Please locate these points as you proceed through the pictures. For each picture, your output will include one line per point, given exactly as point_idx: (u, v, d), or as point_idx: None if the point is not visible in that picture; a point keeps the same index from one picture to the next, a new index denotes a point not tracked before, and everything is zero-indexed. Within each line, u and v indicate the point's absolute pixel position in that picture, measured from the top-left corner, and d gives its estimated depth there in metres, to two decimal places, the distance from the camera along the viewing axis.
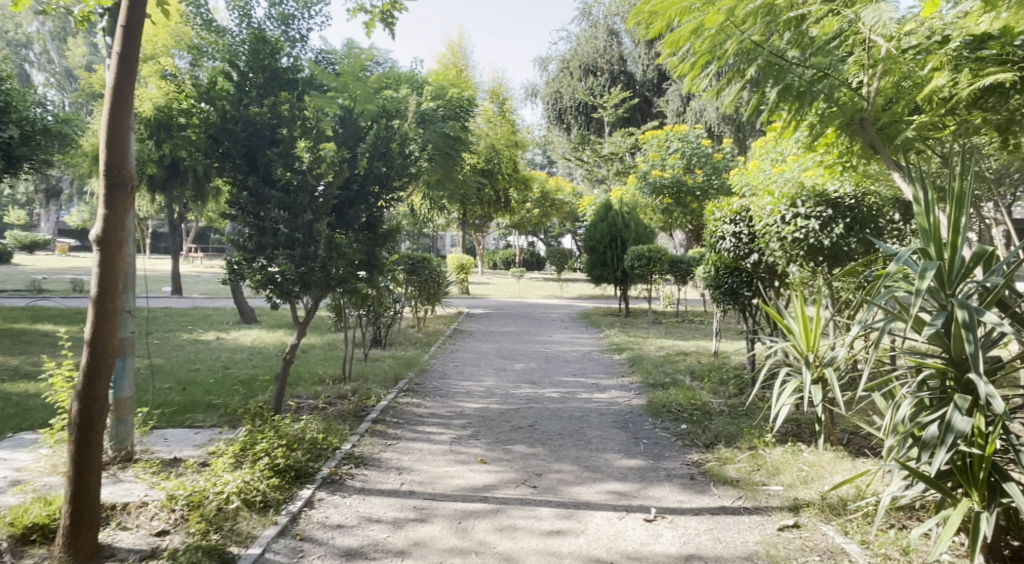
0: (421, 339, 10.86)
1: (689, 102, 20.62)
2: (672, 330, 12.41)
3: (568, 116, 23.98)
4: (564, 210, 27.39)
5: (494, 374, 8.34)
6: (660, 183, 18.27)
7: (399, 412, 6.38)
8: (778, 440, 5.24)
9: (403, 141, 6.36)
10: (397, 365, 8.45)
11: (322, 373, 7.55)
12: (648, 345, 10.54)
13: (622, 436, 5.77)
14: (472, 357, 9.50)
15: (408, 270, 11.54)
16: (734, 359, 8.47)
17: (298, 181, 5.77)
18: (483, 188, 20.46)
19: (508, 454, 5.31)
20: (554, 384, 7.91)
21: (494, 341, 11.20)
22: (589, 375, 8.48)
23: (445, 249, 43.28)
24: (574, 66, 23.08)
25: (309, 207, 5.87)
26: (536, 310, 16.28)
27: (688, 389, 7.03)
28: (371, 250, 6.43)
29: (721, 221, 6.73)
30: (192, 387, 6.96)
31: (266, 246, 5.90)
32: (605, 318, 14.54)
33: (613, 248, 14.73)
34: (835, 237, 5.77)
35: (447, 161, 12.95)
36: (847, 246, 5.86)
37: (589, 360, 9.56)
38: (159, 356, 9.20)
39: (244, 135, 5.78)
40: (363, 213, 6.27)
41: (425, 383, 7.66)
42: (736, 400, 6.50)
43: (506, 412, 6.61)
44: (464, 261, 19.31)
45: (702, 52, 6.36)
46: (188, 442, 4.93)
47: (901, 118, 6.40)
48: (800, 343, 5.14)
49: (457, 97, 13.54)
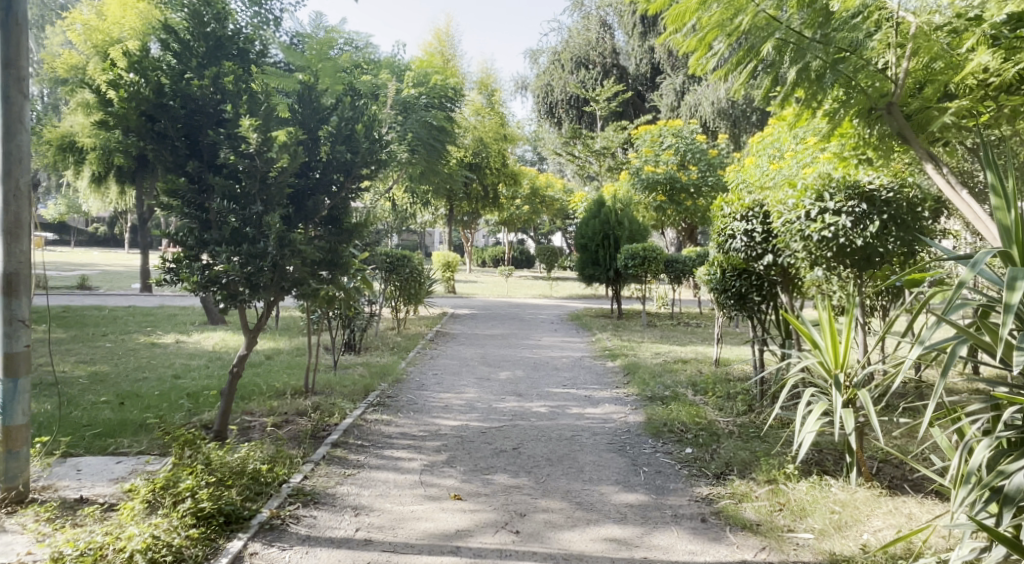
0: (399, 343, 10.08)
1: (684, 96, 19.91)
2: (668, 335, 11.67)
3: (558, 110, 23.18)
4: (554, 207, 26.63)
5: (476, 384, 7.59)
6: (654, 179, 17.57)
7: (365, 432, 5.61)
8: (801, 471, 4.49)
9: (371, 123, 5.57)
10: (370, 375, 7.66)
11: (283, 385, 6.76)
12: (643, 351, 9.82)
13: (619, 463, 5.02)
14: (452, 365, 8.73)
15: (386, 270, 10.76)
16: (742, 371, 7.71)
17: (245, 166, 5.00)
18: (469, 183, 19.72)
19: (487, 486, 4.55)
20: (541, 397, 7.15)
21: (478, 346, 10.43)
22: (580, 386, 7.72)
23: (433, 246, 42.41)
24: (565, 59, 22.31)
25: (259, 197, 5.11)
26: (524, 311, 15.53)
27: (694, 405, 6.26)
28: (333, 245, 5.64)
29: (725, 217, 5.96)
30: (132, 404, 6.17)
31: (208, 241, 5.11)
32: (597, 320, 13.81)
33: (605, 247, 13.97)
34: (870, 236, 5.07)
35: (431, 153, 12.16)
36: (883, 247, 5.16)
37: (579, 369, 8.79)
38: (109, 362, 8.41)
39: (183, 112, 5.04)
40: (325, 206, 5.49)
41: (399, 396, 6.88)
42: (747, 420, 5.75)
43: (488, 432, 5.85)
44: (450, 259, 18.51)
45: (710, 27, 5.63)
46: (103, 476, 4.20)
47: (933, 105, 5.48)
48: (824, 358, 4.40)
49: (441, 85, 12.76)
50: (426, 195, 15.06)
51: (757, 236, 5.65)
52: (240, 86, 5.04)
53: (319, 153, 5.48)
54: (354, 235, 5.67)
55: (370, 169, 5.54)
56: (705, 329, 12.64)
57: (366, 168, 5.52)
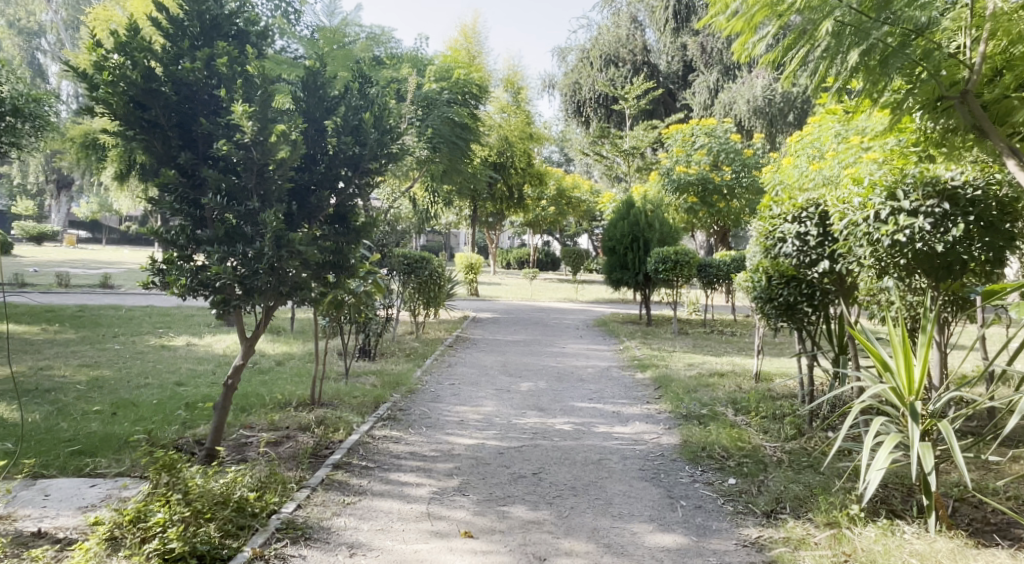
0: (416, 349, 9.57)
1: (718, 94, 19.27)
2: (700, 343, 11.06)
3: (586, 108, 22.53)
4: (581, 208, 26.00)
5: (495, 396, 7.06)
6: (685, 180, 16.97)
7: (371, 452, 5.11)
8: (868, 513, 3.89)
9: (383, 112, 5.06)
10: (382, 384, 7.15)
11: (287, 395, 6.28)
12: (675, 361, 9.23)
13: (652, 494, 4.45)
14: (472, 374, 8.20)
15: (405, 271, 10.26)
16: (785, 388, 7.10)
17: (240, 158, 4.47)
18: (494, 182, 19.20)
19: (503, 521, 4.01)
20: (566, 412, 6.58)
21: (500, 353, 9.89)
22: (608, 400, 7.14)
23: (458, 248, 41.89)
24: (595, 56, 21.71)
25: (258, 192, 4.59)
26: (548, 315, 14.96)
27: (735, 426, 5.69)
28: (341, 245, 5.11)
29: (771, 219, 5.35)
30: (124, 415, 5.72)
31: (200, 241, 4.63)
32: (626, 326, 13.24)
33: (635, 249, 13.38)
34: (952, 241, 4.45)
35: (454, 150, 11.65)
36: (966, 253, 4.54)
37: (606, 381, 8.22)
38: (111, 366, 7.99)
39: (176, 100, 4.56)
40: (331, 202, 4.96)
41: (411, 409, 6.37)
42: (795, 445, 5.18)
43: (506, 452, 5.30)
44: (474, 260, 17.98)
45: (759, 5, 5.05)
46: (69, 503, 3.76)
47: (1014, 92, 4.90)
48: (896, 384, 3.79)
49: (465, 79, 12.24)
50: (449, 195, 14.56)
51: (812, 241, 5.04)
52: (235, 69, 4.53)
53: (325, 145, 4.98)
54: (362, 236, 5.13)
55: (381, 162, 5.04)
56: (740, 337, 12.00)
57: (375, 162, 5.01)
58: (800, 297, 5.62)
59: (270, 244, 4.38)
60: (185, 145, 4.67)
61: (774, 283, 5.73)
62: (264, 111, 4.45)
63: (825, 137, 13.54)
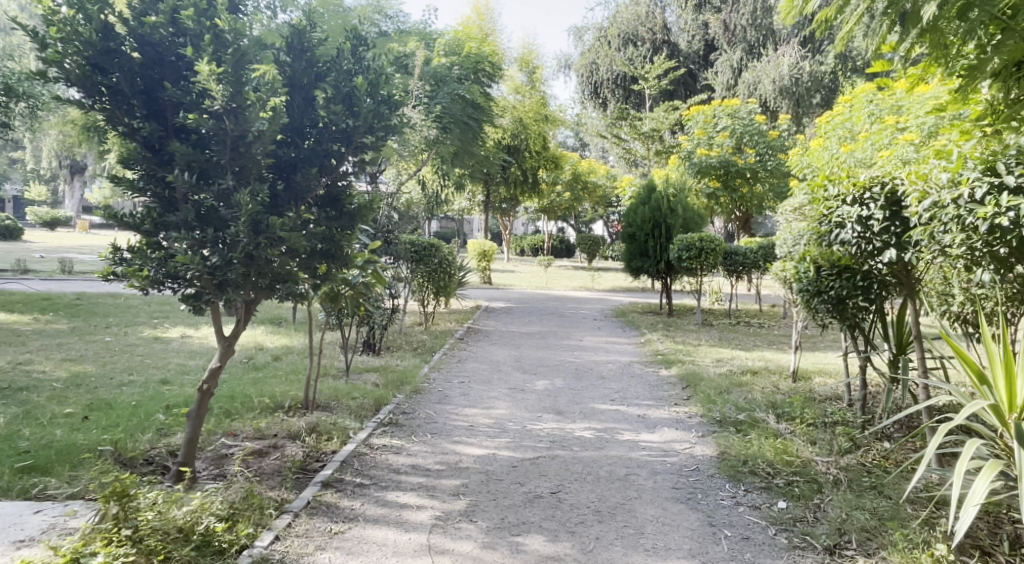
0: (424, 342, 8.95)
1: (742, 74, 18.55)
2: (728, 337, 10.43)
3: (604, 90, 21.79)
4: (597, 194, 25.25)
5: (508, 397, 6.46)
6: (706, 163, 16.25)
7: (366, 466, 4.50)
8: (956, 553, 3.28)
9: (380, 77, 4.42)
10: (385, 383, 6.53)
11: (279, 396, 5.65)
12: (703, 357, 8.61)
13: (691, 520, 3.84)
14: (483, 370, 7.61)
15: (412, 259, 9.64)
16: (830, 394, 6.42)
17: (211, 128, 3.84)
18: (508, 166, 18.55)
19: (517, 557, 3.42)
20: (585, 417, 5.95)
21: (513, 347, 9.29)
22: (632, 402, 6.53)
23: (471, 233, 41.21)
24: (612, 35, 20.97)
25: (232, 168, 3.96)
26: (564, 305, 14.30)
27: (779, 436, 5.06)
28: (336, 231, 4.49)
29: (827, 200, 4.66)
30: (95, 420, 5.10)
31: (167, 225, 4.02)
32: (646, 317, 12.61)
33: (655, 236, 12.70)
34: None
35: (465, 130, 11.02)
36: None
37: (629, 379, 7.58)
38: (96, 361, 7.38)
39: (139, 62, 3.94)
40: (320, 182, 4.32)
41: (416, 412, 5.76)
42: (852, 461, 4.55)
43: (520, 466, 4.69)
44: (486, 247, 17.36)
45: None
46: (4, 537, 3.20)
47: None
48: (997, 401, 3.23)
49: (477, 53, 11.58)
50: (461, 177, 13.90)
51: (876, 226, 4.35)
52: (204, 24, 3.92)
53: (313, 117, 4.36)
54: (357, 220, 4.49)
55: (377, 136, 4.39)
56: (768, 329, 11.45)
57: (370, 136, 4.37)
58: (853, 290, 5.16)
59: (245, 227, 3.75)
60: (149, 116, 4.04)
61: (824, 274, 5.30)
62: (235, 73, 3.82)
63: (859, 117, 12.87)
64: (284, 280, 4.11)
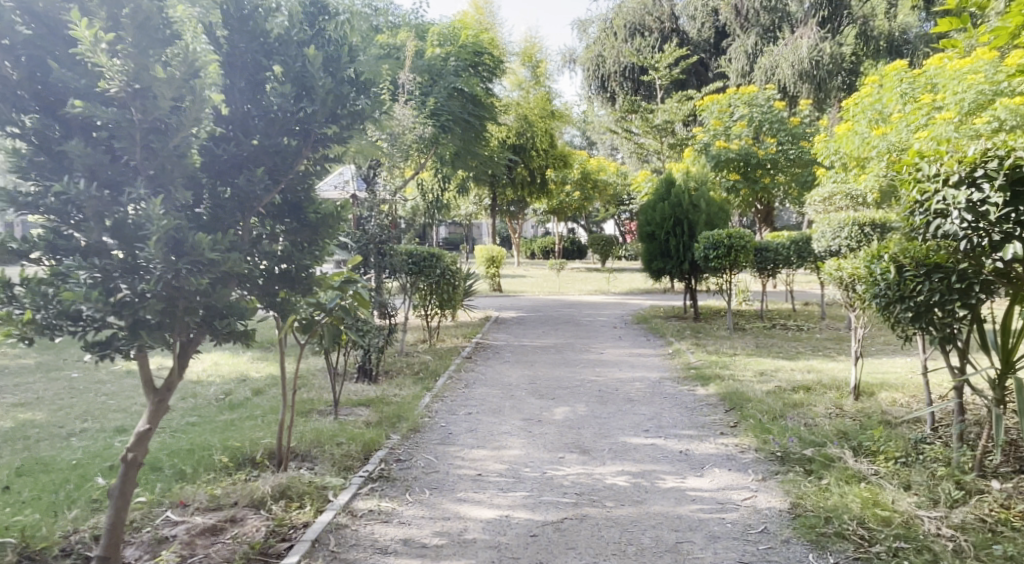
0: (427, 364, 7.93)
1: (757, 60, 17.54)
2: (765, 347, 9.47)
3: (612, 82, 20.78)
4: (608, 192, 24.21)
5: (523, 431, 5.48)
6: (726, 156, 15.11)
7: (345, 545, 3.54)
8: None
9: (344, 47, 3.41)
10: (378, 420, 5.51)
11: (249, 443, 4.61)
12: (742, 373, 7.63)
13: None
14: (494, 397, 6.63)
15: (412, 272, 8.68)
16: (917, 425, 5.43)
17: (110, 120, 2.81)
18: (513, 166, 17.58)
19: None
20: (616, 457, 4.95)
21: (528, 365, 8.32)
22: (670, 434, 5.55)
23: (480, 238, 40.20)
24: (619, 25, 19.99)
25: (146, 170, 2.95)
26: (580, 312, 13.25)
27: (863, 480, 4.28)
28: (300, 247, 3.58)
29: (921, 182, 3.78)
30: (18, 491, 4.07)
31: (71, 250, 2.89)
32: (670, 323, 11.62)
33: (677, 235, 11.70)
34: None
35: (466, 129, 10.10)
36: None
37: (662, 402, 6.55)
38: (51, 404, 6.33)
39: (23, 36, 2.88)
40: (272, 187, 3.33)
41: (412, 459, 4.76)
42: (967, 515, 3.72)
43: (541, 535, 3.71)
44: (495, 253, 16.41)
45: None
46: None
47: None
48: None
49: (476, 42, 10.65)
50: (464, 178, 12.89)
51: (992, 214, 3.44)
52: None
53: (260, 104, 3.33)
54: (322, 235, 3.55)
55: (341, 126, 3.38)
56: (807, 333, 10.54)
57: (333, 127, 3.37)
58: (946, 293, 4.29)
59: (159, 246, 2.72)
60: (45, 110, 2.97)
61: (908, 276, 4.42)
62: (139, 43, 2.82)
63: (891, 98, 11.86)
64: (226, 315, 3.03)
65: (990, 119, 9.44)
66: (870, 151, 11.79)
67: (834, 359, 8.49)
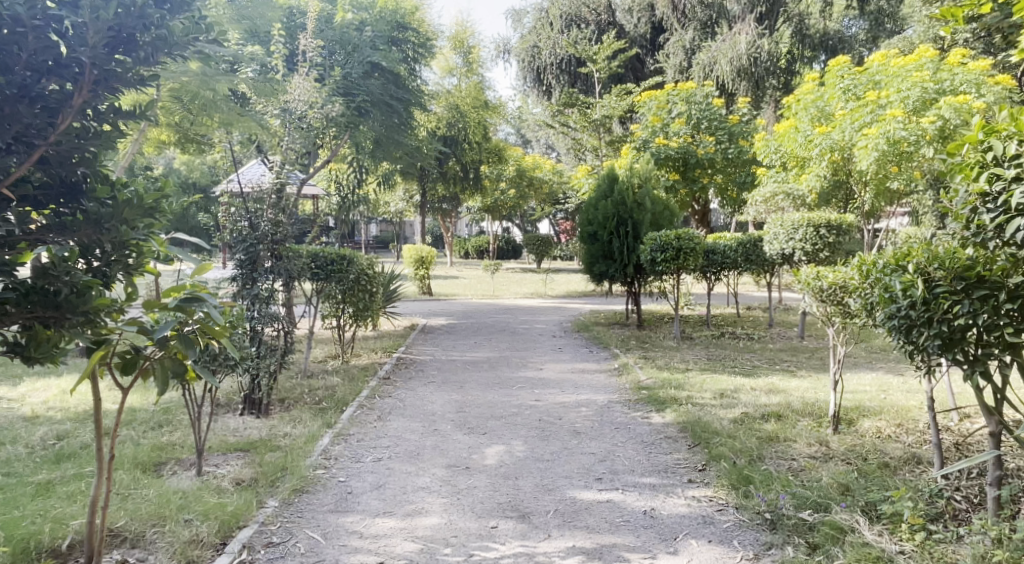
0: (335, 389, 6.61)
1: (696, 54, 16.71)
2: (719, 361, 8.47)
3: (547, 75, 19.68)
4: (544, 190, 23.11)
5: (441, 487, 4.28)
6: (666, 154, 14.09)
7: None
8: None
9: None
10: (254, 477, 4.23)
11: (49, 529, 3.30)
12: (703, 397, 6.56)
13: None
14: (411, 433, 5.40)
15: (316, 279, 7.34)
16: (921, 469, 4.45)
17: None
18: (442, 159, 16.32)
19: None
20: (564, 525, 3.80)
21: (455, 387, 7.11)
22: (633, 485, 4.41)
23: (412, 237, 38.60)
24: (554, 15, 18.96)
25: None
26: (516, 318, 12.06)
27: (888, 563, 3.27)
28: (96, 258, 2.62)
29: (990, 166, 3.18)
30: None
31: None
32: (614, 332, 10.55)
33: (620, 236, 10.65)
34: None
35: (385, 113, 8.81)
36: None
37: (614, 437, 5.42)
38: None
39: None
40: (23, 153, 2.47)
41: (292, 541, 3.51)
42: None
43: None
44: (424, 253, 15.14)
45: None
46: None
47: None
48: None
49: (390, 14, 9.34)
50: (389, 171, 11.58)
51: None
52: None
53: None
54: (109, 234, 2.56)
55: (138, 56, 2.53)
56: (761, 344, 9.65)
57: (124, 57, 2.54)
58: (992, 317, 3.29)
59: None
60: None
61: (941, 292, 3.38)
62: None
63: (832, 95, 10.93)
64: None
65: (935, 118, 8.89)
66: (811, 150, 10.73)
67: (798, 377, 7.53)
